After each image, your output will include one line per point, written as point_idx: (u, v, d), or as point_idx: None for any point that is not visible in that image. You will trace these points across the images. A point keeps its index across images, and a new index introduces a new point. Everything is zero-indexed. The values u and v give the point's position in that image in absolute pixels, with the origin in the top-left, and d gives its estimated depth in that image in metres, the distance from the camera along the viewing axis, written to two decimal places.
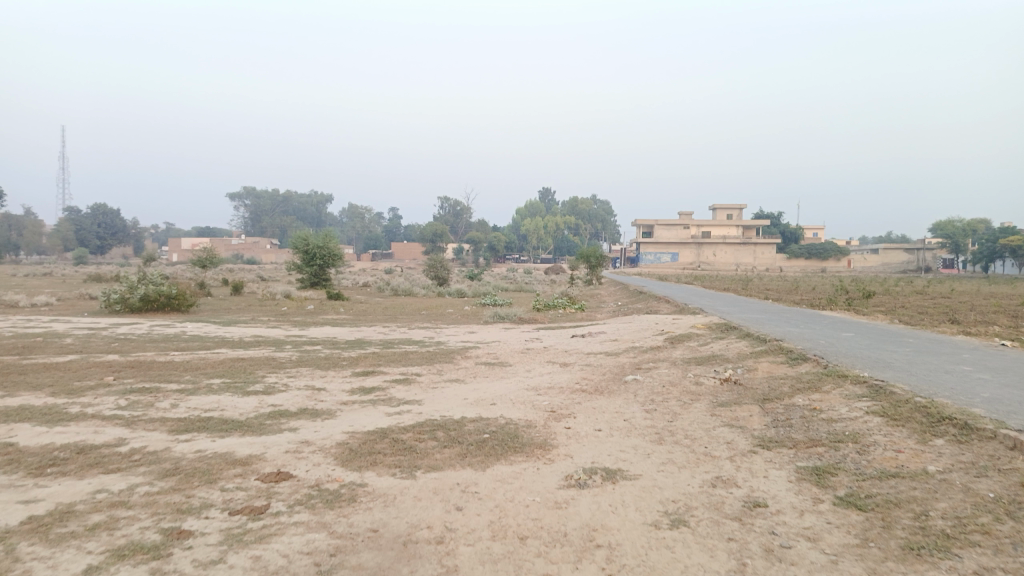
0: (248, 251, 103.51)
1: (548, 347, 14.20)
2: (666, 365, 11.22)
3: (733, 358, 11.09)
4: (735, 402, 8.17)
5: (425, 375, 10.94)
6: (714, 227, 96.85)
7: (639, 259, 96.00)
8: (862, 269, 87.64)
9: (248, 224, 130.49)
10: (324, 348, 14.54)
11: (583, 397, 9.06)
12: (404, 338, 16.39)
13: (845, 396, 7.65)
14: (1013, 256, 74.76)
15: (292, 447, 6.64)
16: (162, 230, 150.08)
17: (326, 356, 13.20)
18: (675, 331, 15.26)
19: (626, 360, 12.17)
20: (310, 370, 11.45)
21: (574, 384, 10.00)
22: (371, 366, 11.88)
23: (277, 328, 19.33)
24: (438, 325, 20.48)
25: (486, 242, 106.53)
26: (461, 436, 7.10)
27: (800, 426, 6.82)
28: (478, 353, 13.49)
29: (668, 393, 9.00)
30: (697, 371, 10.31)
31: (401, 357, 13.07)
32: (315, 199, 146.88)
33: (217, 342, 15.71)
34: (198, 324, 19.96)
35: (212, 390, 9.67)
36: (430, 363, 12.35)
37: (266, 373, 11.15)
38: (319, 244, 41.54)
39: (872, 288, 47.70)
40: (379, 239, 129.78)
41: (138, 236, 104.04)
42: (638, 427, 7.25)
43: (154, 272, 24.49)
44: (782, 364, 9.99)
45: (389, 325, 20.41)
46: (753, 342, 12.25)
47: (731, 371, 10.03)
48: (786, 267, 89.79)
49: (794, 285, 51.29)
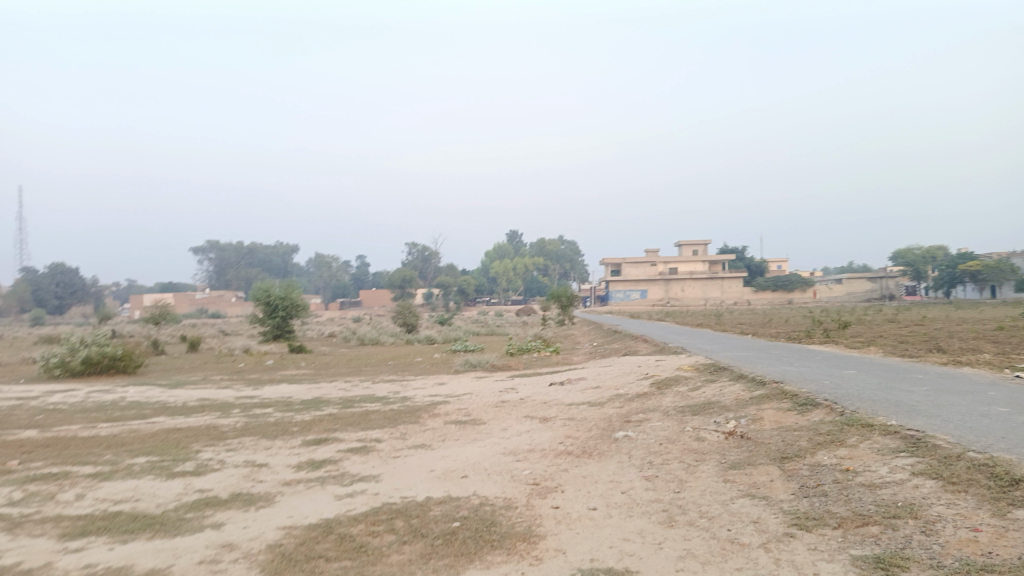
0: (213, 305, 100.93)
1: (523, 399, 12.87)
2: (658, 417, 9.99)
3: (732, 405, 9.89)
4: (748, 463, 6.95)
5: (387, 441, 9.54)
6: (682, 263, 96.90)
7: (608, 297, 95.33)
8: (829, 299, 88.04)
9: (211, 277, 127.76)
10: (276, 411, 13.03)
11: (569, 463, 7.77)
12: (366, 395, 14.93)
13: (879, 453, 6.49)
14: (974, 281, 75.62)
15: (210, 556, 5.23)
16: (123, 286, 146.15)
17: (276, 421, 11.71)
18: (660, 375, 14.04)
19: (613, 412, 10.91)
20: (254, 440, 9.97)
21: (558, 445, 8.69)
22: (326, 432, 10.42)
23: (229, 388, 17.72)
24: (404, 377, 19.02)
25: (455, 286, 105.20)
26: (425, 526, 5.75)
27: (838, 496, 5.60)
28: (446, 410, 12.11)
29: (667, 452, 7.76)
30: (695, 423, 9.10)
31: (361, 418, 11.64)
32: (280, 249, 144.73)
33: (157, 409, 14.07)
34: (141, 387, 18.22)
35: (132, 472, 8.18)
36: (393, 425, 10.95)
37: (203, 446, 9.64)
38: (280, 294, 39.82)
39: (844, 317, 47.43)
40: (346, 287, 127.79)
41: (98, 294, 100.81)
42: (640, 503, 5.98)
43: (96, 333, 22.74)
44: (790, 412, 8.81)
45: (350, 379, 18.87)
46: (750, 385, 11.11)
47: (734, 422, 8.82)
48: (754, 300, 89.84)
49: (766, 318, 50.80)
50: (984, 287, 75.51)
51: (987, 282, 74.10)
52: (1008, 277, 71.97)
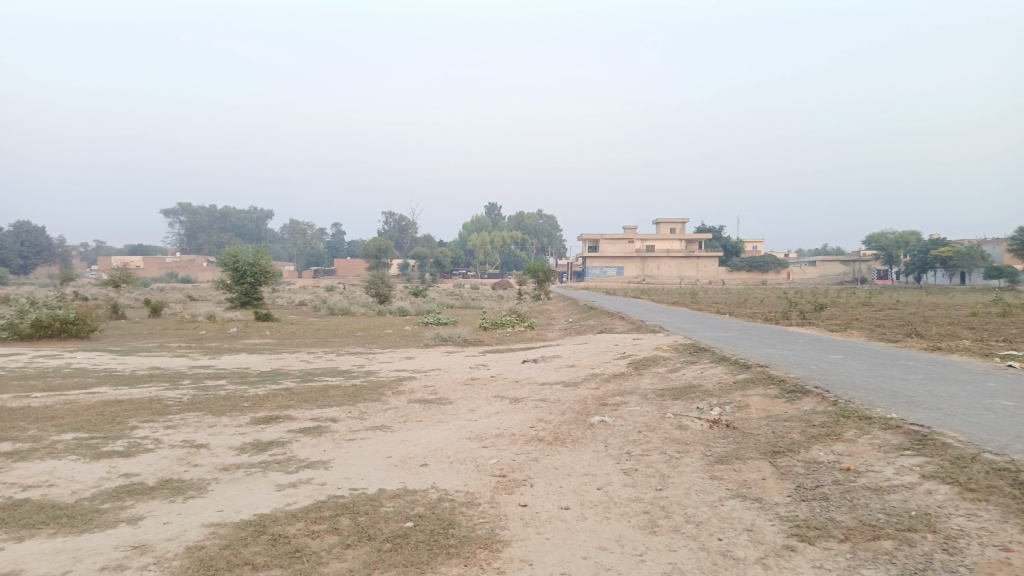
0: (183, 270, 98.94)
1: (493, 377, 12.15)
2: (637, 400, 9.33)
3: (715, 389, 9.26)
4: (736, 457, 6.31)
5: (343, 421, 8.76)
6: (658, 240, 96.70)
7: (584, 273, 94.90)
8: (802, 281, 88.29)
9: (182, 242, 125.16)
10: (229, 384, 12.16)
11: (540, 451, 7.06)
12: (328, 369, 14.11)
13: (882, 450, 5.87)
14: (944, 267, 76.23)
15: (117, 560, 4.46)
16: (91, 248, 142.71)
17: (226, 395, 10.86)
18: (638, 354, 13.39)
19: (588, 394, 10.23)
20: (198, 417, 9.13)
21: (528, 430, 7.99)
22: (278, 409, 9.62)
23: (185, 357, 16.77)
24: (372, 350, 18.19)
25: (431, 258, 103.96)
26: (374, 526, 5.02)
27: (841, 501, 4.95)
28: (411, 388, 11.34)
29: (647, 442, 7.08)
30: (677, 409, 8.45)
31: (319, 395, 10.84)
32: (254, 216, 142.33)
33: (102, 378, 13.12)
34: (90, 354, 17.17)
35: (53, 451, 7.32)
36: (352, 403, 10.16)
37: (140, 423, 8.80)
38: (249, 261, 38.60)
39: (819, 300, 47.26)
40: (321, 255, 125.96)
41: (65, 255, 98.07)
42: (619, 504, 5.30)
43: (47, 295, 21.52)
44: (778, 400, 8.18)
45: (314, 351, 18.01)
46: (733, 368, 10.49)
47: (718, 409, 8.17)
48: (728, 280, 90.01)
49: (742, 299, 50.62)
50: (954, 273, 76.19)
51: (957, 268, 74.76)
52: (978, 264, 72.49)
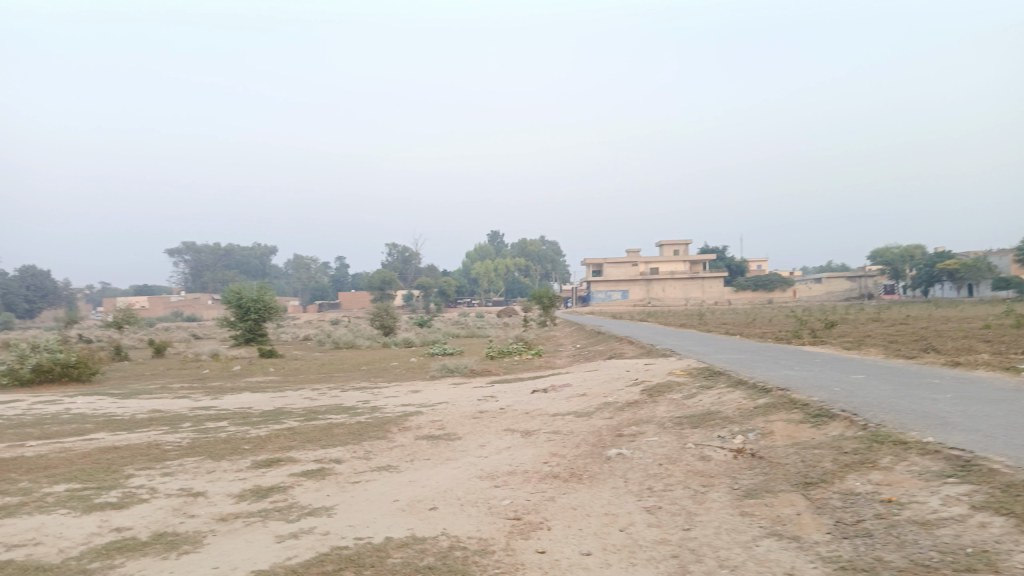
0: (188, 308, 98.97)
1: (503, 409, 11.75)
2: (654, 429, 8.94)
3: (735, 416, 8.86)
4: (765, 490, 5.92)
5: (348, 462, 8.37)
6: (663, 263, 96.42)
7: (589, 298, 94.52)
8: (809, 299, 87.72)
9: (187, 280, 125.30)
10: (230, 426, 11.78)
11: (556, 489, 6.68)
12: (332, 406, 13.73)
13: (923, 478, 5.48)
14: (951, 279, 75.67)
15: None
16: (96, 290, 142.95)
17: (227, 438, 10.48)
18: (651, 380, 12.99)
19: (602, 424, 9.84)
20: (197, 462, 8.75)
21: (542, 466, 7.60)
22: (281, 451, 9.24)
23: (187, 398, 16.40)
24: (377, 384, 17.81)
25: (435, 287, 103.69)
26: None
27: (886, 538, 4.55)
28: (418, 423, 10.96)
29: (668, 475, 6.70)
30: (697, 438, 8.05)
31: (323, 434, 10.47)
32: (258, 252, 142.75)
33: (101, 423, 12.76)
34: (91, 397, 16.81)
35: (43, 505, 6.94)
36: (357, 441, 9.78)
37: (137, 470, 8.44)
38: (253, 297, 38.36)
39: (827, 316, 46.72)
40: (325, 289, 125.87)
41: (71, 298, 98.15)
42: (645, 548, 4.91)
43: (47, 339, 21.24)
44: (803, 426, 7.79)
45: (319, 387, 17.63)
46: (752, 392, 10.11)
47: (741, 437, 7.78)
48: (734, 300, 89.50)
49: (749, 318, 50.09)
50: (961, 285, 75.60)
51: (964, 280, 74.22)
52: (985, 276, 71.91)
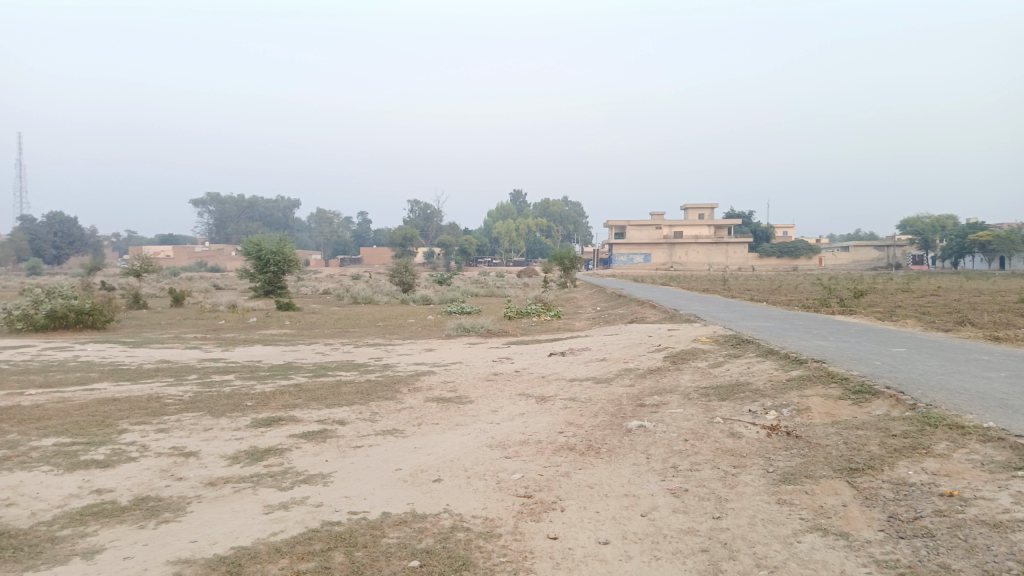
0: (212, 259, 99.55)
1: (518, 372, 11.21)
2: (678, 400, 8.37)
3: (767, 389, 8.24)
4: (804, 475, 5.32)
5: (351, 424, 7.89)
6: (687, 227, 94.93)
7: (611, 261, 93.52)
8: (835, 267, 85.99)
9: (211, 231, 125.80)
10: (236, 380, 11.38)
11: (572, 463, 6.15)
12: (343, 363, 13.30)
13: (987, 469, 4.85)
14: (983, 251, 73.63)
15: None
16: (123, 238, 144.55)
17: (230, 392, 10.06)
18: (675, 347, 12.36)
19: (623, 392, 9.27)
20: (195, 419, 8.32)
21: (558, 437, 7.06)
22: (284, 409, 8.79)
23: (198, 349, 16.06)
24: (391, 341, 17.36)
25: (457, 246, 103.06)
26: (371, 566, 4.13)
27: (953, 541, 3.94)
28: (429, 384, 10.46)
29: (695, 453, 6.13)
30: (725, 412, 7.46)
31: (329, 392, 10.01)
32: (282, 204, 142.78)
33: (106, 372, 12.42)
34: (101, 345, 16.53)
35: (26, 461, 6.53)
36: (364, 402, 9.31)
37: (132, 425, 8.03)
38: (272, 249, 38.07)
39: (854, 285, 45.52)
40: (347, 244, 125.85)
41: (98, 245, 99.05)
42: (670, 540, 4.34)
43: (61, 285, 21.00)
44: (843, 404, 7.15)
45: (331, 343, 17.23)
46: (784, 363, 9.46)
47: (774, 412, 7.17)
48: (758, 266, 88.09)
49: (774, 285, 49.00)
50: (993, 258, 73.57)
51: (996, 252, 72.16)
52: (1018, 249, 69.78)
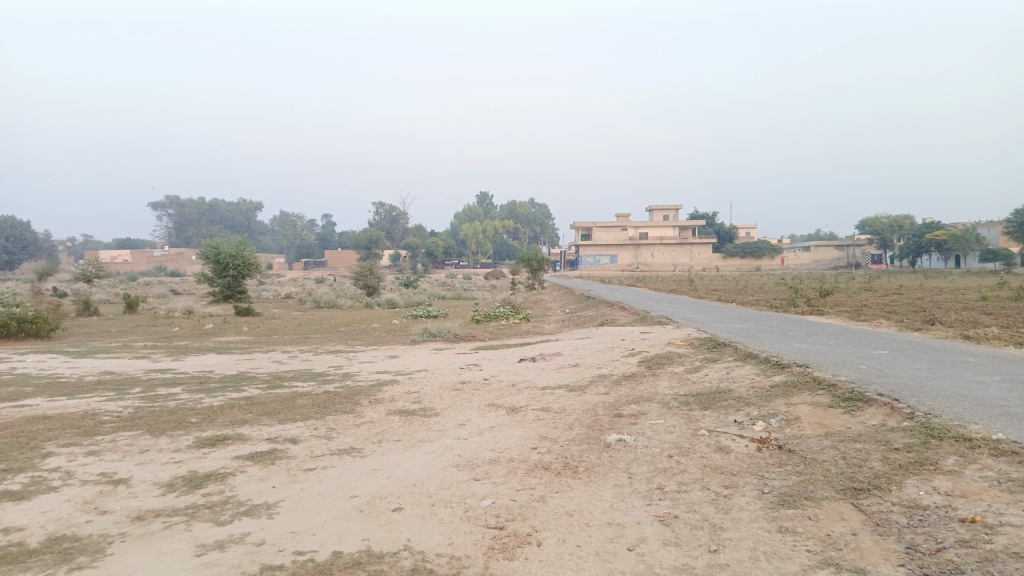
0: (172, 264, 97.07)
1: (486, 380, 10.61)
2: (658, 409, 7.85)
3: (751, 396, 7.75)
4: (804, 498, 4.81)
5: (304, 443, 7.21)
6: (653, 228, 95.25)
7: (578, 262, 93.37)
8: (797, 267, 86.88)
9: (171, 235, 122.85)
10: (183, 393, 10.56)
11: (548, 485, 5.58)
12: (301, 372, 12.56)
13: (1006, 488, 4.38)
14: (939, 250, 74.97)
15: None
16: (79, 242, 140.51)
17: (174, 408, 9.28)
18: (649, 351, 11.86)
19: (599, 401, 8.74)
20: (131, 439, 7.55)
21: (531, 454, 6.48)
22: (232, 427, 8.06)
23: (146, 359, 15.13)
24: (353, 348, 16.62)
25: (423, 248, 101.84)
26: None
27: None
28: (391, 396, 9.79)
29: (682, 472, 5.60)
30: (710, 423, 6.94)
31: (284, 406, 9.30)
32: (243, 207, 140.06)
33: (41, 386, 11.50)
34: (42, 356, 15.51)
35: None
36: (320, 416, 8.63)
37: (59, 447, 7.24)
38: (231, 253, 36.91)
39: (819, 285, 45.71)
40: (311, 247, 123.86)
41: (51, 251, 95.86)
42: None
43: (1, 292, 19.79)
44: (834, 414, 6.69)
45: (290, 350, 16.43)
46: (766, 368, 9.02)
47: (762, 423, 6.68)
48: (723, 266, 88.71)
49: (741, 285, 48.99)
50: (949, 257, 74.95)
51: (952, 251, 73.52)
52: (973, 247, 71.09)
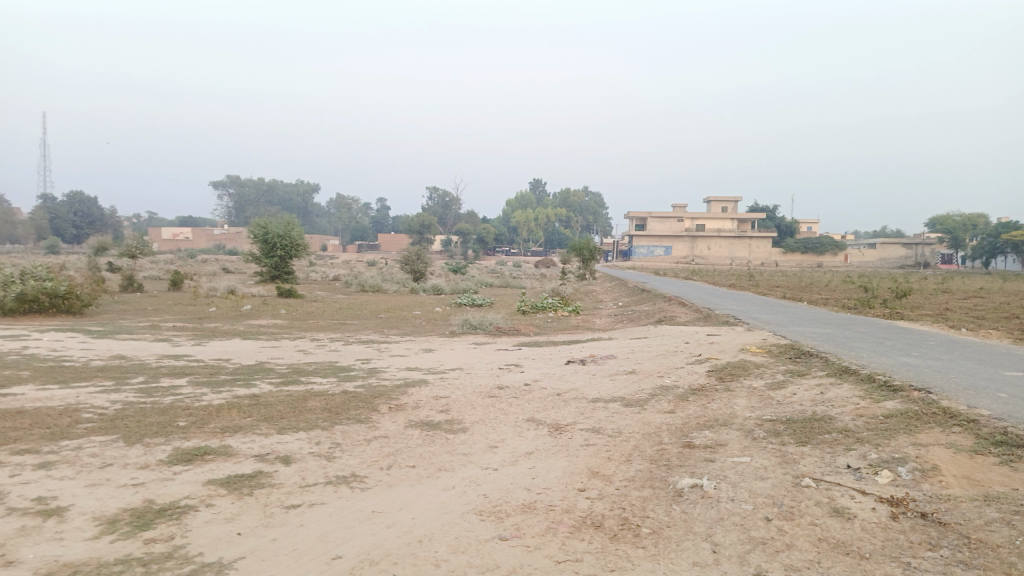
0: (230, 242, 98.22)
1: (528, 386, 9.13)
2: (740, 441, 6.23)
3: (862, 430, 6.07)
4: None
5: (298, 464, 5.85)
6: (710, 220, 92.09)
7: (631, 253, 90.92)
8: (861, 264, 82.71)
9: (230, 214, 124.70)
10: (185, 387, 9.35)
11: (598, 557, 4.04)
12: (323, 365, 11.27)
13: None
14: (1016, 252, 70.00)
15: None
16: (144, 219, 143.77)
17: (166, 406, 8.04)
18: (719, 358, 10.19)
19: (663, 422, 7.16)
20: (99, 448, 6.31)
21: (577, 502, 4.95)
22: (220, 436, 6.74)
23: (166, 343, 14.09)
24: (387, 338, 15.32)
25: (474, 234, 100.44)
26: None
27: None
28: (415, 402, 8.36)
29: (792, 550, 4.00)
30: (812, 468, 5.31)
31: (289, 409, 7.96)
32: (301, 188, 141.47)
33: (40, 371, 10.43)
34: (61, 335, 14.62)
35: None
36: (328, 425, 7.26)
37: (10, 456, 6.03)
38: (278, 233, 36.11)
39: (891, 284, 42.56)
40: (365, 230, 123.90)
41: (117, 225, 98.08)
42: None
43: (34, 266, 19.11)
44: (983, 465, 5.00)
45: (320, 338, 15.21)
46: (872, 391, 7.30)
47: (887, 473, 5.03)
48: (782, 262, 85.17)
49: (804, 282, 46.09)
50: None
51: None
52: None
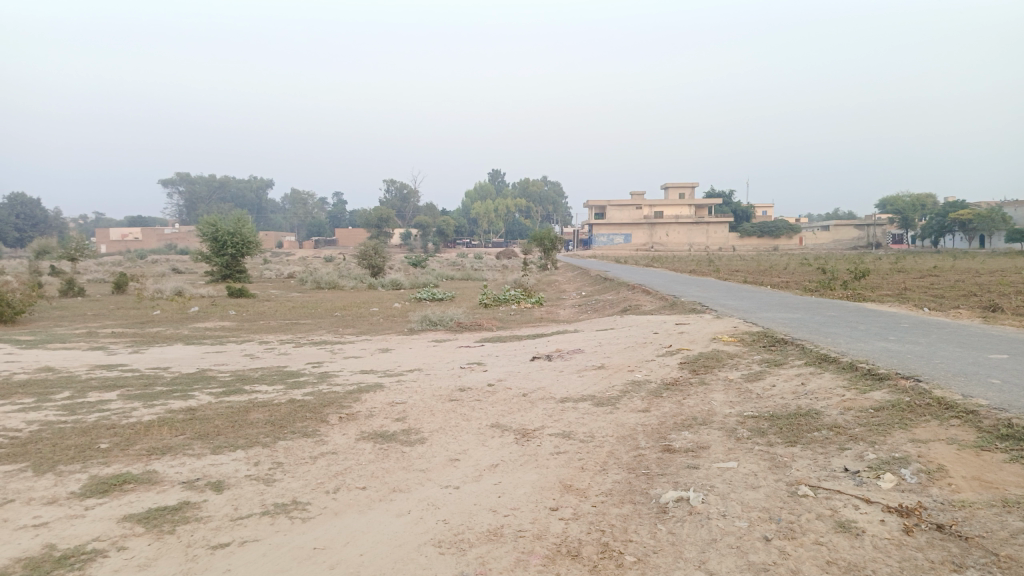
0: (182, 241, 95.35)
1: (491, 387, 8.51)
2: (722, 443, 5.69)
3: (854, 427, 5.60)
4: None
5: (231, 491, 5.14)
6: (668, 206, 92.39)
7: (591, 242, 90.77)
8: (816, 246, 83.83)
9: (181, 212, 121.15)
10: (115, 401, 8.50)
11: None
12: (271, 371, 10.48)
13: None
14: (963, 230, 71.52)
15: None
16: (91, 220, 139.13)
17: (89, 426, 7.21)
18: (690, 349, 9.70)
19: (637, 423, 6.60)
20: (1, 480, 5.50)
21: (548, 525, 4.34)
22: (145, 460, 5.97)
23: (102, 351, 13.09)
24: (341, 338, 14.51)
25: (433, 227, 99.16)
26: None
27: None
28: (369, 410, 7.67)
29: None
30: (806, 473, 4.79)
31: (226, 423, 7.20)
32: (254, 185, 138.26)
33: None
34: None
35: None
36: (270, 441, 6.54)
37: None
38: (229, 231, 34.77)
39: (847, 266, 42.97)
40: (321, 225, 121.58)
41: (62, 226, 94.47)
42: None
43: None
44: (993, 463, 4.54)
45: (270, 341, 14.33)
46: (857, 380, 6.85)
47: (890, 476, 4.54)
48: (740, 246, 85.87)
49: (763, 266, 46.23)
50: (973, 236, 71.52)
51: (977, 231, 70.09)
52: (999, 227, 67.63)
